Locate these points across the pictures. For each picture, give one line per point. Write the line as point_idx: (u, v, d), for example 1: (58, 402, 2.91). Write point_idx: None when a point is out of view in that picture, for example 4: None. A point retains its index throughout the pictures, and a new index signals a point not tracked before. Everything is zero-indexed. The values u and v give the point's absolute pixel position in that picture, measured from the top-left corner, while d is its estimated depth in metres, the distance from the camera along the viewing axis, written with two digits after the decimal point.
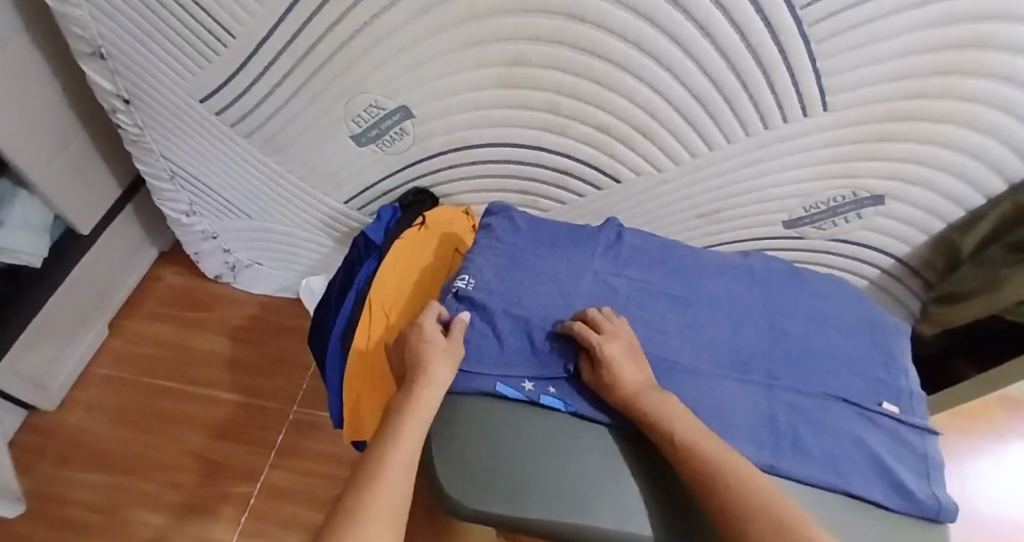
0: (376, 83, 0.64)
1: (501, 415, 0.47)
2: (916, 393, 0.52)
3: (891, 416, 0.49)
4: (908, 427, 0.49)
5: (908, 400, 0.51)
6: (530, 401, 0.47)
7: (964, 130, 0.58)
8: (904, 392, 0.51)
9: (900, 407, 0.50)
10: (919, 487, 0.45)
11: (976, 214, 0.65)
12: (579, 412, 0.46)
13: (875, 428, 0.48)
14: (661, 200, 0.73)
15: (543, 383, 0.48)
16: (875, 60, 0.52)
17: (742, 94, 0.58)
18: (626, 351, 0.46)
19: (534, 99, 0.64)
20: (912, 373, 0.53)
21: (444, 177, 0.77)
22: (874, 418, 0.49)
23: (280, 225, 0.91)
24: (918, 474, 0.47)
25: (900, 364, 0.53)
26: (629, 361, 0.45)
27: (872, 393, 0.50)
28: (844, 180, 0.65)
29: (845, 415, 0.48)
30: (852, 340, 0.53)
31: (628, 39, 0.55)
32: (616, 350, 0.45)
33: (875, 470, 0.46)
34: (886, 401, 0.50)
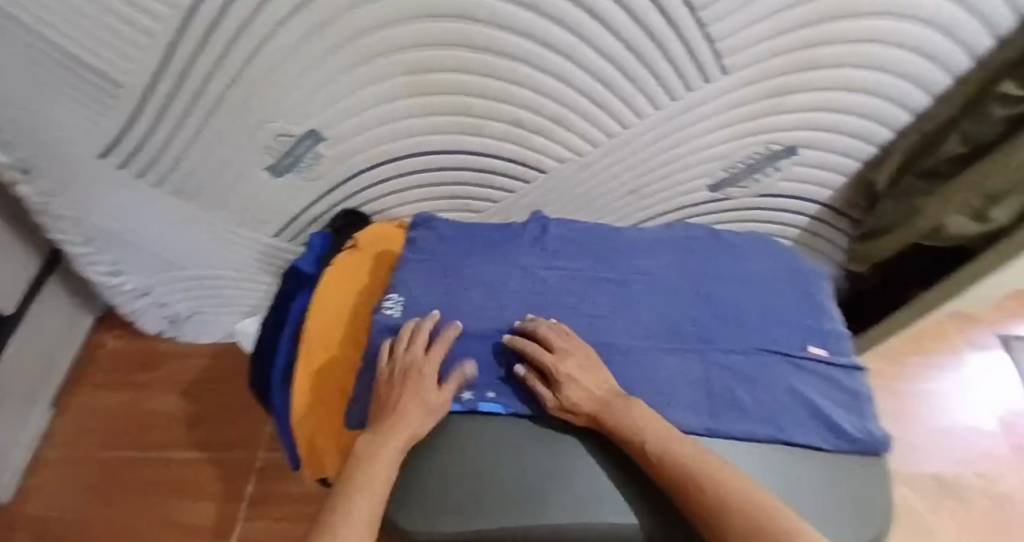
0: (280, 112, 0.62)
1: (444, 429, 0.46)
2: (839, 331, 0.54)
3: (819, 359, 0.50)
4: (834, 368, 0.50)
5: (834, 340, 0.53)
6: (470, 411, 0.46)
7: (858, 72, 0.59)
8: (827, 333, 0.53)
9: (828, 350, 0.52)
10: (852, 425, 0.47)
11: (885, 148, 0.67)
12: (517, 412, 0.46)
13: (804, 374, 0.49)
14: (589, 184, 0.74)
15: (481, 389, 0.47)
16: (759, 19, 0.53)
17: (643, 70, 0.59)
18: (584, 365, 0.45)
19: (444, 104, 0.63)
20: (834, 312, 0.56)
21: (370, 195, 0.76)
22: (804, 364, 0.50)
23: (214, 269, 0.89)
24: (849, 410, 0.48)
25: (822, 305, 0.55)
26: (586, 374, 0.45)
27: (797, 338, 0.51)
28: (754, 138, 0.66)
29: (774, 365, 0.49)
30: (775, 292, 0.55)
31: (522, 33, 0.55)
32: (570, 367, 0.44)
33: (809, 414, 0.47)
34: (811, 345, 0.51)
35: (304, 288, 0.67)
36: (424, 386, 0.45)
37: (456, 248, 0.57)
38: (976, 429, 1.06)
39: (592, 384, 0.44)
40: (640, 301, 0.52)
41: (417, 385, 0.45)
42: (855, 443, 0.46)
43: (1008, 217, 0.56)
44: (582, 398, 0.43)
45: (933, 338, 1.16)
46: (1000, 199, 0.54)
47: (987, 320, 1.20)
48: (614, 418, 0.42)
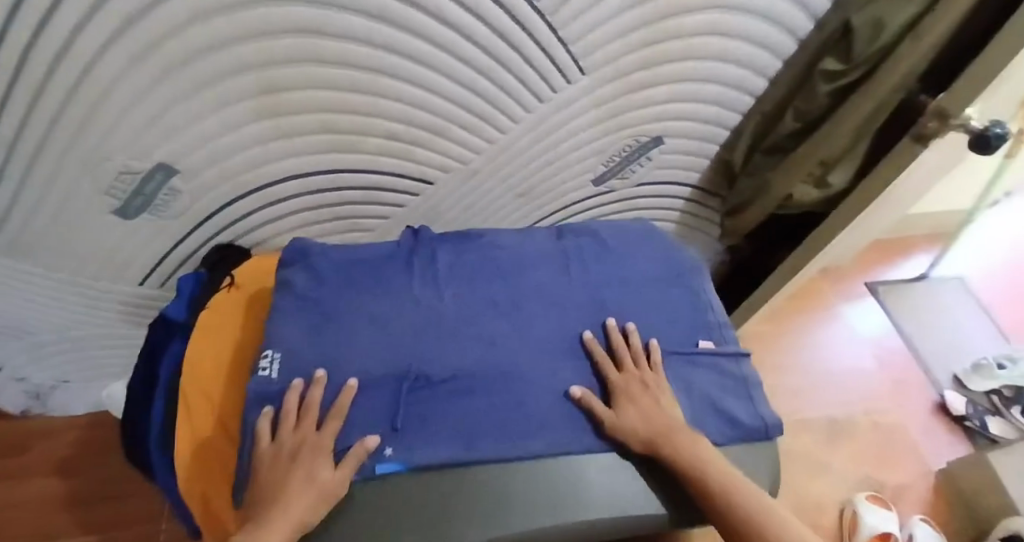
0: (118, 148, 0.55)
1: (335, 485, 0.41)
2: (725, 319, 0.57)
3: (714, 356, 0.54)
4: (725, 360, 0.54)
5: (722, 330, 0.56)
6: (369, 477, 0.42)
7: (705, 62, 0.63)
8: (716, 325, 0.56)
9: (716, 341, 0.55)
10: (744, 414, 0.51)
11: (737, 130, 0.72)
12: (421, 463, 0.42)
13: (701, 371, 0.53)
14: (475, 192, 0.73)
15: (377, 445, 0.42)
16: (607, 18, 0.55)
17: (507, 75, 0.59)
18: (644, 397, 0.47)
19: (308, 123, 0.60)
20: (719, 305, 0.58)
21: (244, 227, 0.70)
22: (695, 359, 0.53)
23: (73, 330, 0.78)
24: (742, 398, 0.52)
25: (708, 301, 0.58)
26: (653, 394, 0.48)
27: (689, 336, 0.55)
28: (624, 132, 0.69)
29: (672, 370, 0.52)
30: (665, 293, 0.57)
31: (377, 43, 0.53)
32: (635, 388, 0.48)
33: (708, 411, 0.50)
34: (700, 340, 0.55)
35: (177, 338, 0.61)
36: (319, 464, 0.40)
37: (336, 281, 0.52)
38: (855, 370, 1.17)
39: (662, 404, 0.48)
40: (537, 316, 0.53)
41: (309, 462, 0.40)
42: (749, 430, 0.50)
43: (843, 181, 0.62)
44: (652, 416, 0.46)
45: (810, 295, 1.28)
46: (834, 166, 0.61)
47: (854, 273, 1.34)
48: (668, 438, 0.45)
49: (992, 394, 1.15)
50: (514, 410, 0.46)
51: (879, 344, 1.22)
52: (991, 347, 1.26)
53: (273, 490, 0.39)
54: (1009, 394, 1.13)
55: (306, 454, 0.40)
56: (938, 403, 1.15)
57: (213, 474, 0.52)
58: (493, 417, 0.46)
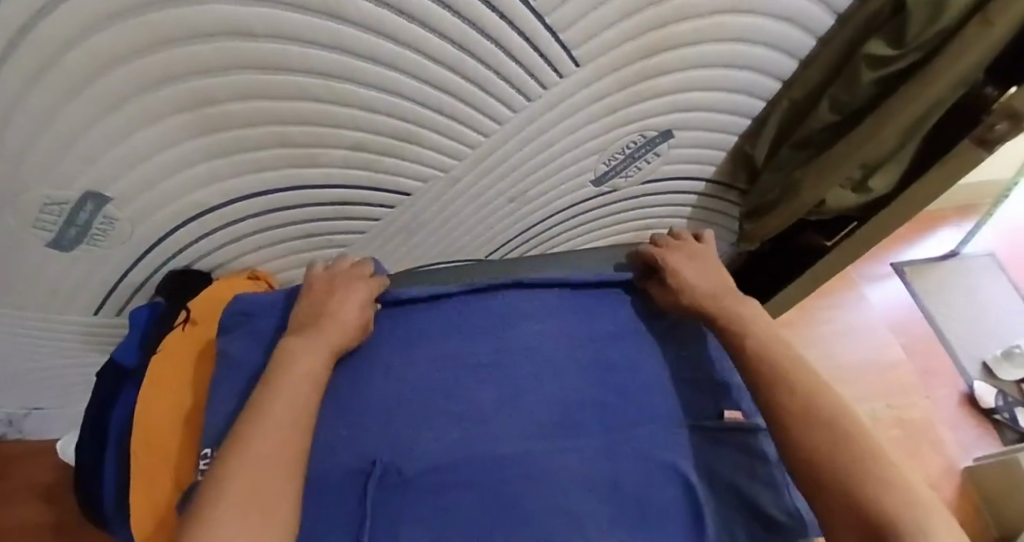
0: (33, 180, 0.47)
1: None
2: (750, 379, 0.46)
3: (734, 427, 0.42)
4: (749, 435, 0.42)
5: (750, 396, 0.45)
6: None
7: (723, 44, 0.53)
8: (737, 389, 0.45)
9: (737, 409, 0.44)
10: (777, 507, 0.38)
11: (760, 119, 0.63)
12: None
13: (719, 445, 0.41)
14: (460, 201, 0.64)
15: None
16: (603, 0, 0.45)
17: (486, 72, 0.50)
18: (690, 261, 0.52)
19: (258, 137, 0.51)
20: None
21: (201, 250, 0.62)
22: (719, 434, 0.42)
23: (31, 362, 0.72)
24: (774, 488, 0.39)
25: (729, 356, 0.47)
26: (702, 263, 0.52)
27: (710, 404, 0.44)
28: (627, 128, 0.60)
29: (674, 440, 0.42)
30: (677, 349, 0.48)
31: (326, 44, 0.43)
32: (682, 259, 0.52)
33: (724, 500, 0.39)
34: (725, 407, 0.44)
35: (130, 383, 0.55)
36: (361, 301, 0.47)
37: None
38: (878, 362, 1.10)
39: (710, 270, 0.51)
40: (524, 383, 0.45)
41: (350, 292, 0.47)
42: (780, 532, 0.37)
43: (885, 186, 0.54)
44: (699, 278, 0.50)
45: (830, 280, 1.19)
46: (876, 169, 0.53)
47: (876, 250, 1.24)
48: (719, 296, 0.48)
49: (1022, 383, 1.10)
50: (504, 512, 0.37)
51: (901, 330, 1.15)
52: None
53: (313, 312, 0.44)
54: None
55: (350, 287, 0.47)
56: (969, 395, 1.08)
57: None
58: (478, 519, 0.37)
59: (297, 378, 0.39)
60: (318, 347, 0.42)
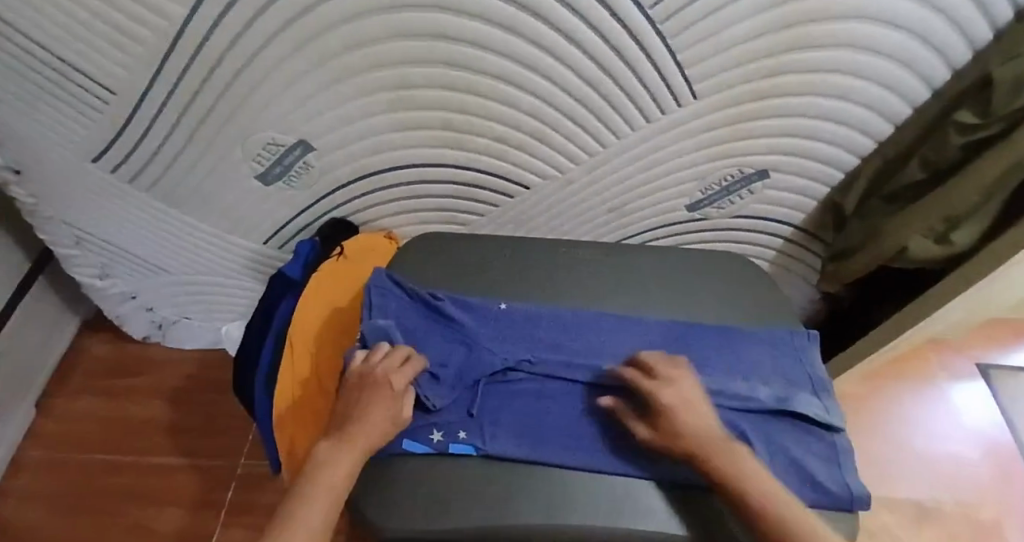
0: (271, 122, 0.64)
1: (415, 472, 0.44)
2: (823, 382, 0.50)
3: (801, 415, 0.47)
4: (816, 425, 0.47)
5: (822, 395, 0.49)
6: (439, 453, 0.44)
7: (820, 99, 0.63)
8: (811, 387, 0.49)
9: (813, 401, 0.48)
10: (829, 477, 0.44)
11: (853, 174, 0.70)
12: (489, 452, 0.44)
13: (784, 423, 0.47)
14: (570, 201, 0.76)
15: (452, 430, 0.45)
16: (725, 48, 0.56)
17: (619, 92, 0.61)
18: (686, 401, 0.43)
19: (430, 119, 0.65)
20: (818, 360, 0.52)
21: (358, 206, 0.77)
22: (785, 416, 0.47)
23: (201, 276, 0.89)
24: (828, 462, 0.46)
25: (809, 363, 0.51)
26: (697, 402, 0.43)
27: (784, 389, 0.48)
28: (729, 160, 0.69)
29: (744, 414, 0.47)
30: (760, 340, 0.52)
31: (504, 54, 0.57)
32: (673, 396, 0.43)
33: (782, 465, 0.45)
34: (803, 394, 0.48)
35: (288, 293, 0.68)
36: (392, 400, 0.44)
37: (439, 282, 0.58)
38: (948, 455, 1.08)
39: (703, 415, 0.43)
40: (614, 341, 0.51)
41: (382, 393, 0.44)
42: (832, 498, 0.43)
43: (968, 241, 0.59)
44: (699, 429, 0.41)
45: (909, 363, 1.18)
46: (959, 225, 0.59)
47: (959, 348, 1.23)
48: (713, 456, 0.40)
49: None
50: (585, 424, 0.46)
51: (978, 433, 1.11)
52: None
53: (344, 421, 0.44)
54: None
55: (381, 384, 0.45)
56: None
57: (291, 422, 0.59)
58: (565, 424, 0.46)
59: (322, 491, 0.40)
60: (345, 459, 0.41)
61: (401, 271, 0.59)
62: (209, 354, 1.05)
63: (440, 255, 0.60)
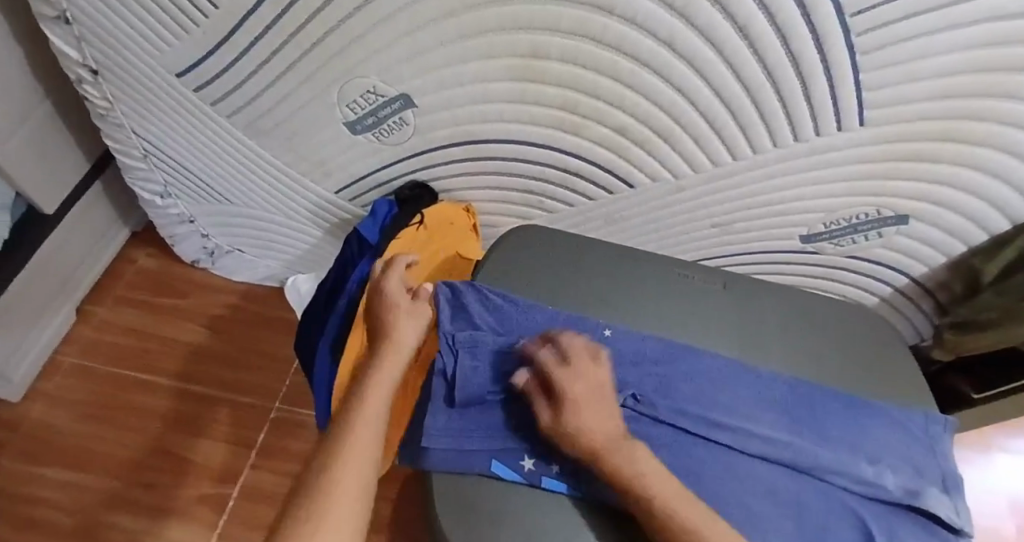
0: (376, 68, 0.59)
1: (498, 498, 0.40)
2: (953, 477, 0.45)
3: (930, 515, 0.42)
4: (944, 527, 0.42)
5: (951, 492, 0.44)
6: (530, 484, 0.40)
7: (997, 152, 0.55)
8: (939, 481, 0.44)
9: (943, 500, 0.43)
10: None
11: (1000, 240, 0.62)
12: (583, 496, 0.40)
13: (909, 519, 0.42)
14: (674, 209, 0.69)
15: (545, 459, 0.41)
16: (916, 77, 0.49)
17: (774, 102, 0.54)
18: (593, 393, 0.40)
19: (548, 96, 0.59)
20: (948, 451, 0.46)
21: (444, 173, 0.71)
22: (907, 513, 0.42)
23: (264, 212, 0.85)
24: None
25: (939, 453, 0.46)
26: (601, 398, 0.40)
27: (913, 482, 0.43)
28: (866, 199, 0.62)
29: (864, 499, 0.42)
30: (886, 422, 0.46)
31: (660, 37, 0.50)
32: (580, 392, 0.39)
33: None
34: (932, 490, 0.43)
35: (365, 256, 0.64)
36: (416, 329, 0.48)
37: (539, 284, 0.52)
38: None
39: (610, 414, 0.39)
40: (731, 390, 0.46)
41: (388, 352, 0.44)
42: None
43: None
44: (599, 428, 0.38)
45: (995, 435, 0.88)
46: None
47: None
48: (611, 459, 0.36)
49: None
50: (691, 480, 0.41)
51: None
52: None
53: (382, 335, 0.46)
54: None
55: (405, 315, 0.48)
56: None
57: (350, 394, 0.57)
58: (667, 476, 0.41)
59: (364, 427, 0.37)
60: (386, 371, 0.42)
61: (489, 280, 0.52)
62: (254, 288, 1.02)
63: (542, 253, 0.54)
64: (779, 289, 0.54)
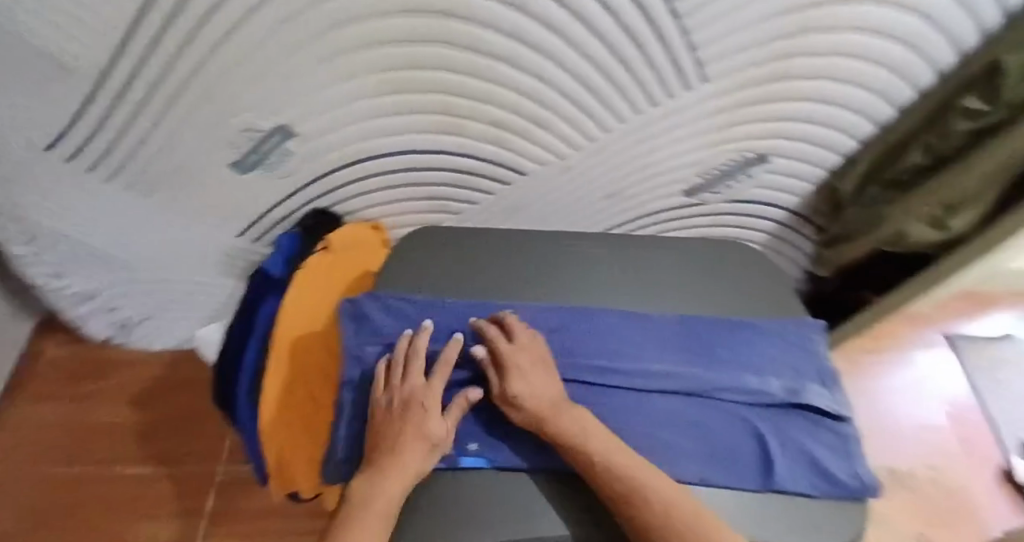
0: (245, 106, 0.58)
1: (422, 488, 0.42)
2: (830, 371, 0.51)
3: (813, 408, 0.48)
4: (827, 416, 0.48)
5: (830, 386, 0.50)
6: (450, 468, 0.43)
7: (823, 85, 0.62)
8: (819, 378, 0.50)
9: (822, 393, 0.49)
10: (843, 471, 0.44)
11: (851, 158, 0.70)
12: (501, 464, 0.43)
13: (796, 416, 0.47)
14: (569, 189, 0.73)
15: (460, 442, 0.44)
16: (736, 31, 0.54)
17: (621, 74, 0.59)
18: (535, 362, 0.45)
19: (424, 103, 0.61)
20: (824, 349, 0.52)
21: (343, 195, 0.72)
22: (795, 412, 0.47)
23: (169, 270, 0.82)
24: (837, 454, 0.46)
25: (817, 353, 0.51)
26: (545, 369, 0.45)
27: (796, 383, 0.48)
28: (726, 147, 0.68)
29: (757, 407, 0.47)
30: (769, 338, 0.51)
31: (506, 31, 0.54)
32: (524, 363, 0.44)
33: (800, 461, 0.45)
34: (811, 386, 0.48)
35: (271, 292, 0.64)
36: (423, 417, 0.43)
37: (442, 277, 0.54)
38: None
39: (552, 381, 0.45)
40: (631, 335, 0.50)
41: (420, 421, 0.42)
42: (840, 488, 0.44)
43: (965, 225, 0.62)
44: (544, 394, 0.43)
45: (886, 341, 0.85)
46: (957, 211, 0.61)
47: None
48: (557, 420, 0.42)
49: None
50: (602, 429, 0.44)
51: None
52: None
53: (394, 415, 0.43)
54: None
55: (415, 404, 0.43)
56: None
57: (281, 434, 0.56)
58: None
59: (376, 515, 0.38)
60: (418, 440, 0.41)
61: (392, 286, 0.53)
62: (179, 352, 0.99)
63: (442, 248, 0.56)
64: (665, 239, 0.58)
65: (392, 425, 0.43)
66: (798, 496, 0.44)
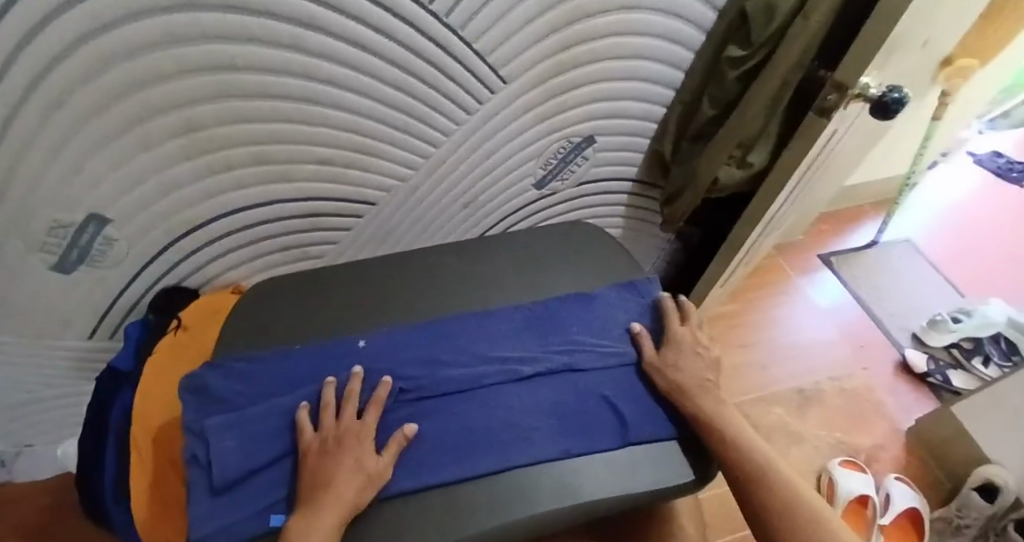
0: (44, 205, 0.53)
1: None
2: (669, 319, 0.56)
3: None
4: None
5: None
6: None
7: (619, 61, 0.67)
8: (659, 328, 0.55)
9: None
10: None
11: (663, 122, 0.76)
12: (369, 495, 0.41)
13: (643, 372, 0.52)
14: (420, 208, 0.73)
15: None
16: (515, 29, 0.58)
17: (432, 91, 0.61)
18: (694, 345, 0.51)
19: (239, 157, 0.59)
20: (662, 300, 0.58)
21: (190, 268, 0.69)
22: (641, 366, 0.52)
23: (17, 395, 0.75)
24: None
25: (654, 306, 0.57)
26: (698, 350, 0.51)
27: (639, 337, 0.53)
28: (554, 135, 0.72)
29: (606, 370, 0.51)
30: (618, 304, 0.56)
31: (296, 72, 0.54)
32: (688, 340, 0.51)
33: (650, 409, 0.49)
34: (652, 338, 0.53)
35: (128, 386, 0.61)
36: (362, 452, 0.41)
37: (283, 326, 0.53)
38: (811, 388, 1.10)
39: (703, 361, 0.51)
40: (480, 333, 0.52)
41: (354, 453, 0.41)
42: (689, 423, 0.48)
43: (762, 160, 0.69)
44: (688, 373, 0.49)
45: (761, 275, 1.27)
46: (752, 147, 0.68)
47: (802, 248, 1.34)
48: (692, 394, 0.48)
49: (951, 347, 1.16)
50: (460, 431, 0.45)
51: (837, 313, 1.23)
52: (947, 302, 1.27)
53: (326, 454, 0.41)
54: (968, 345, 1.15)
55: (348, 440, 0.42)
56: (903, 362, 1.16)
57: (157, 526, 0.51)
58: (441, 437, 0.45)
59: None
60: (354, 474, 0.40)
61: (233, 349, 0.51)
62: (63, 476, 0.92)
63: (283, 299, 0.55)
64: (504, 237, 0.62)
65: (325, 465, 0.40)
66: (656, 441, 0.47)
